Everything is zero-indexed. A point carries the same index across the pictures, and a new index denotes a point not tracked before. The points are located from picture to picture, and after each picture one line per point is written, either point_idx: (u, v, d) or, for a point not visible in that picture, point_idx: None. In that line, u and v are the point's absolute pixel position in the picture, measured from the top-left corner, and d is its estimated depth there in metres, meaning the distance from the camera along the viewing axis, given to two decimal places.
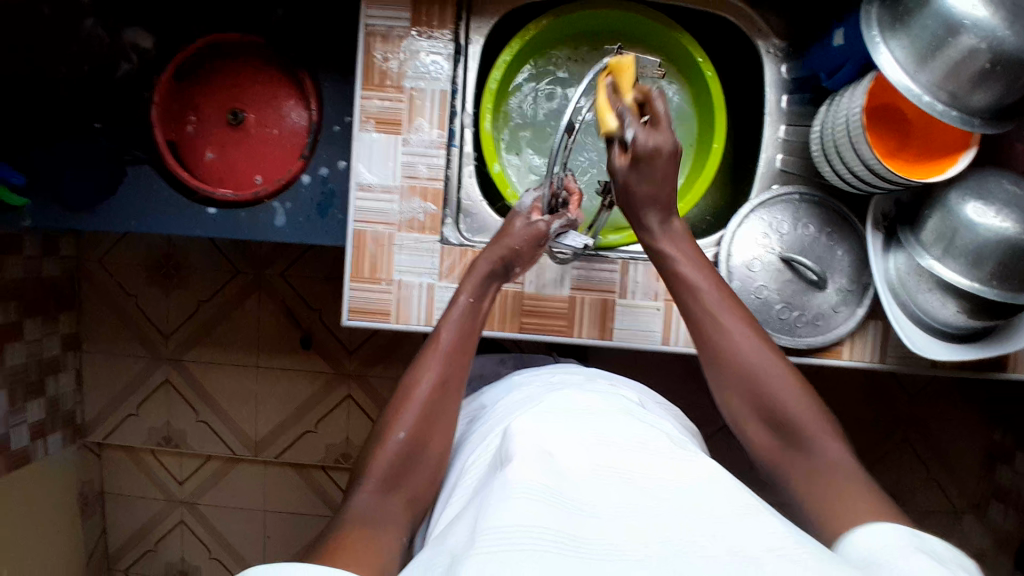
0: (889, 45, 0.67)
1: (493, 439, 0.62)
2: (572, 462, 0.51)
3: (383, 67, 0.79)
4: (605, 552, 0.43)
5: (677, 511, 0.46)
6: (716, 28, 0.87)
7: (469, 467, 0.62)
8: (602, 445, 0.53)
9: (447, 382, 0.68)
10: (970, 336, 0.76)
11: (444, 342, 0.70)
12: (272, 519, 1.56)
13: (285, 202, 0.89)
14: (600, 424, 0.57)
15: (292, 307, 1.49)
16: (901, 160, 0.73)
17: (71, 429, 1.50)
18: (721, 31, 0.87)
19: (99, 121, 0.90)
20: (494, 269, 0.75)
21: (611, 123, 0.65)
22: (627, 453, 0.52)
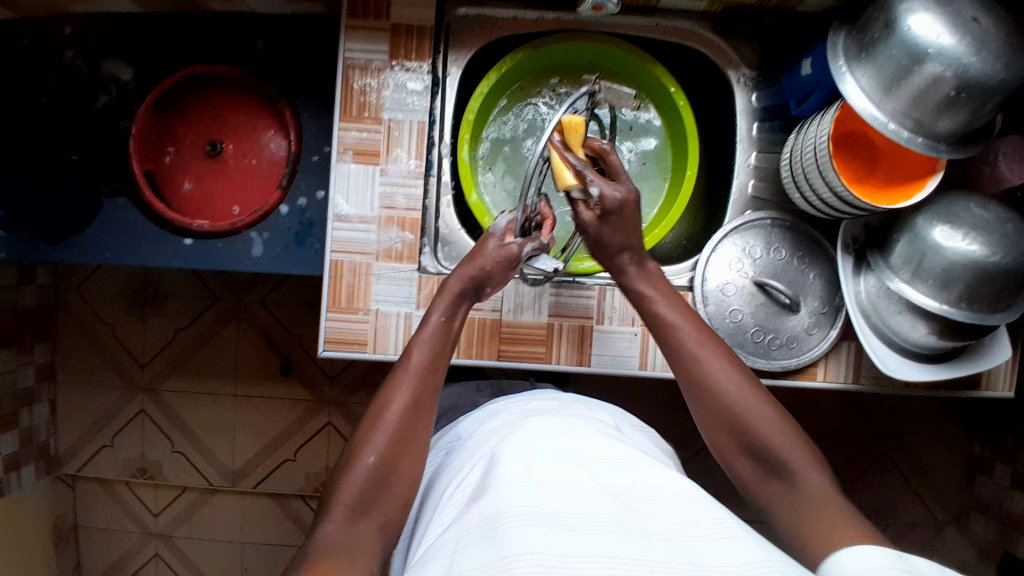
0: (855, 75, 0.70)
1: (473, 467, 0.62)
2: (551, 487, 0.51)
3: (361, 100, 0.79)
4: (598, 573, 0.43)
5: (654, 532, 0.47)
6: (688, 58, 0.89)
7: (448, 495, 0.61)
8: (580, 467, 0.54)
9: (419, 403, 0.67)
10: (940, 356, 0.78)
11: (415, 362, 0.69)
12: (250, 551, 1.53)
13: (263, 232, 0.89)
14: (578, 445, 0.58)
15: (272, 333, 1.48)
16: (868, 186, 0.75)
17: (44, 461, 1.46)
18: (693, 62, 0.89)
19: (76, 153, 0.89)
20: (465, 287, 0.75)
21: (567, 178, 0.69)
22: (602, 477, 0.53)
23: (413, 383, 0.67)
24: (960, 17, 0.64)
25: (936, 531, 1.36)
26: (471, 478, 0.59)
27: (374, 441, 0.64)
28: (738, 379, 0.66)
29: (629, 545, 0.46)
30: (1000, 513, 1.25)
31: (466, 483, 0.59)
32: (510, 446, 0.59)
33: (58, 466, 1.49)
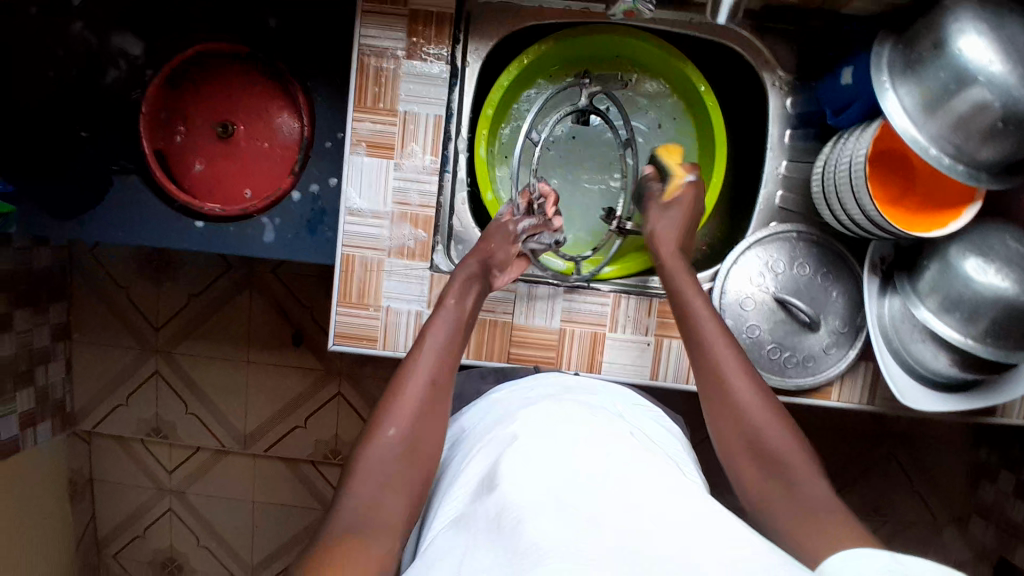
0: (899, 92, 0.66)
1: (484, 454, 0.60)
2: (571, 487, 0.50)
3: (376, 90, 0.76)
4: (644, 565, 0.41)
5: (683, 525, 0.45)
6: (722, 56, 0.85)
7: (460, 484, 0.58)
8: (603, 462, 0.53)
9: (437, 384, 0.64)
10: (959, 387, 0.75)
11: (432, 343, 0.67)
12: (260, 510, 1.58)
13: (273, 218, 0.88)
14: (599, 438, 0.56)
15: (284, 303, 1.48)
16: (900, 209, 0.72)
17: (61, 418, 1.50)
18: (727, 61, 0.84)
19: (86, 129, 0.87)
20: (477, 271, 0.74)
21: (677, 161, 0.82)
22: (632, 473, 0.51)
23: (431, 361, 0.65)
24: (1015, 42, 0.60)
25: (935, 530, 1.36)
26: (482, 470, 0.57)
27: (393, 414, 0.61)
28: (760, 386, 0.64)
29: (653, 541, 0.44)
30: (1001, 519, 1.25)
31: (469, 477, 0.58)
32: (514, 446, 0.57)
33: (75, 422, 1.53)
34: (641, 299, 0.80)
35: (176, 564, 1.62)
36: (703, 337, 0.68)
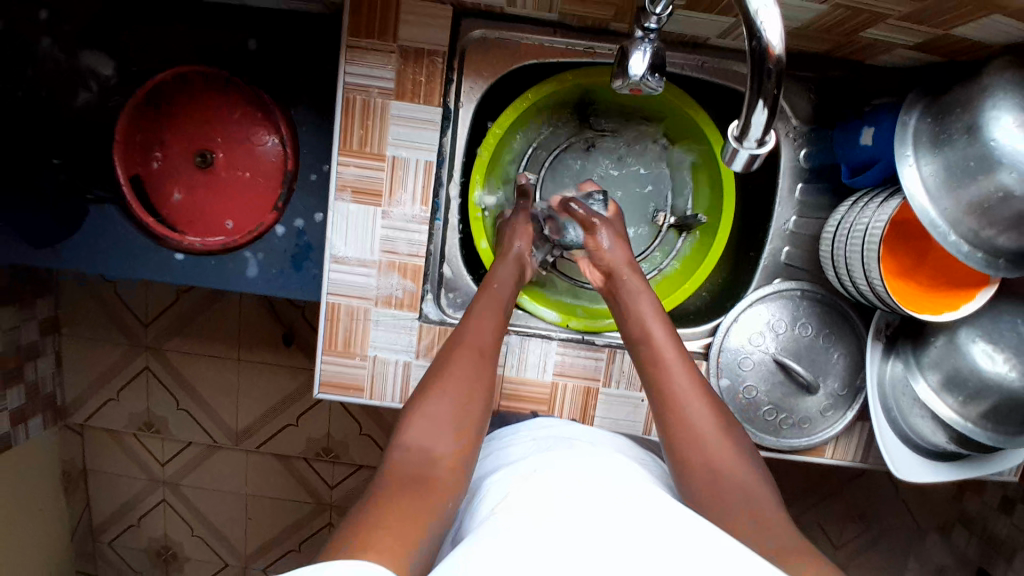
0: (922, 166, 0.62)
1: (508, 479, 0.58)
2: None
3: (363, 133, 0.72)
4: None
5: (697, 552, 0.44)
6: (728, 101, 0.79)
7: (481, 501, 0.56)
8: (605, 498, 0.50)
9: (485, 352, 0.66)
10: (953, 459, 0.74)
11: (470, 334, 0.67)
12: (253, 503, 1.60)
13: (257, 252, 0.84)
14: (598, 480, 0.53)
15: (273, 302, 1.45)
16: (913, 285, 0.68)
17: (52, 412, 1.48)
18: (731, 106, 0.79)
19: (58, 156, 0.83)
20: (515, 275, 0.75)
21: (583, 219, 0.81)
22: (654, 501, 0.50)
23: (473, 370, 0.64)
24: None
25: (914, 535, 1.39)
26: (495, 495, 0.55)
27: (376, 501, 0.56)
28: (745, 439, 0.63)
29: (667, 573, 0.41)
30: (984, 532, 1.26)
31: (490, 499, 0.55)
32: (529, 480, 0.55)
33: (66, 416, 1.53)
34: None
35: (172, 553, 1.66)
36: (673, 393, 0.64)
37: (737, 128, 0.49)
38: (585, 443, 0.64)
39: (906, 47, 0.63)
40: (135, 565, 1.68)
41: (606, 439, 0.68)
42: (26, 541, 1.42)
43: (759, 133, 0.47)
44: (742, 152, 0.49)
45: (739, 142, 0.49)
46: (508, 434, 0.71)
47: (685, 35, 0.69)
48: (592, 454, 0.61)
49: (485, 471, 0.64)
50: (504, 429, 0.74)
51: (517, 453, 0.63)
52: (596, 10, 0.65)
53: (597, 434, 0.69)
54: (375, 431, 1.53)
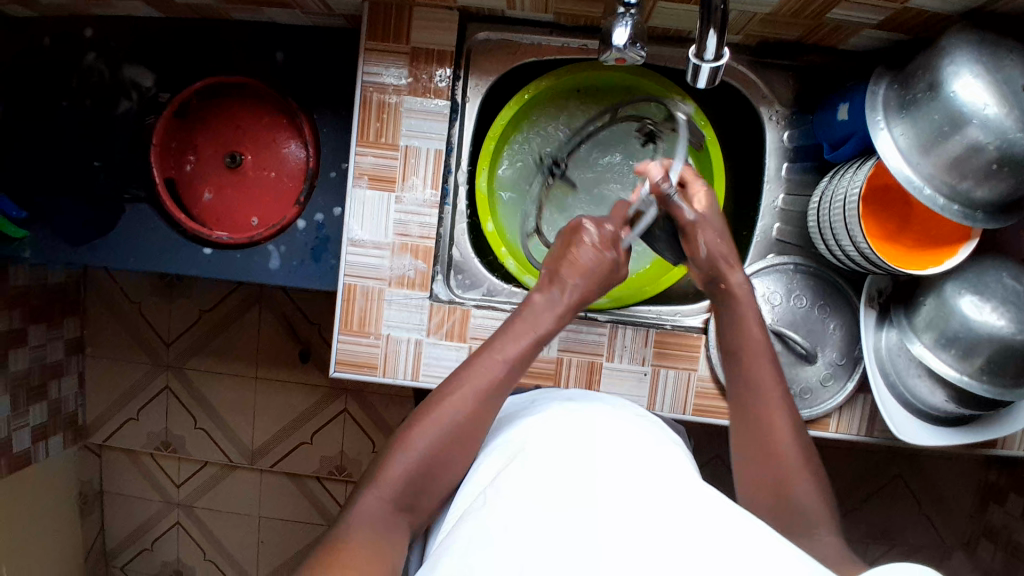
0: (894, 130, 0.66)
1: (509, 451, 0.60)
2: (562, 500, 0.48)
3: (378, 124, 0.78)
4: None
5: (683, 523, 0.45)
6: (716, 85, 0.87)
7: (480, 477, 0.59)
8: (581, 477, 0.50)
9: (483, 409, 0.65)
10: (952, 422, 0.76)
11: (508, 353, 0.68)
12: (267, 525, 1.48)
13: (279, 245, 0.90)
14: (586, 450, 0.54)
15: (292, 321, 1.39)
16: (898, 246, 0.73)
17: (72, 431, 1.42)
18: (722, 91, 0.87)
19: (98, 159, 0.91)
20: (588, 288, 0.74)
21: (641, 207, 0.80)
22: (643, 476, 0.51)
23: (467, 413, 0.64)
24: (1014, 83, 0.59)
25: (941, 554, 1.33)
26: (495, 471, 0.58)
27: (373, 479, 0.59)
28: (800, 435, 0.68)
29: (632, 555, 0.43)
30: (1008, 542, 1.21)
31: (489, 474, 0.58)
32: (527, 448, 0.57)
33: (87, 436, 1.46)
34: (638, 330, 0.81)
35: None
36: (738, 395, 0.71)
37: (695, 49, 0.58)
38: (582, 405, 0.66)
39: (873, 26, 0.70)
40: None
41: (600, 400, 0.70)
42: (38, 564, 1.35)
43: (714, 48, 0.56)
44: (704, 67, 0.58)
45: (700, 60, 0.58)
46: (513, 409, 0.73)
47: (669, 29, 0.76)
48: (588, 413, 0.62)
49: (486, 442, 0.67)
50: (511, 399, 0.77)
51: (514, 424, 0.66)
52: (584, 7, 0.72)
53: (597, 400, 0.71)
54: None
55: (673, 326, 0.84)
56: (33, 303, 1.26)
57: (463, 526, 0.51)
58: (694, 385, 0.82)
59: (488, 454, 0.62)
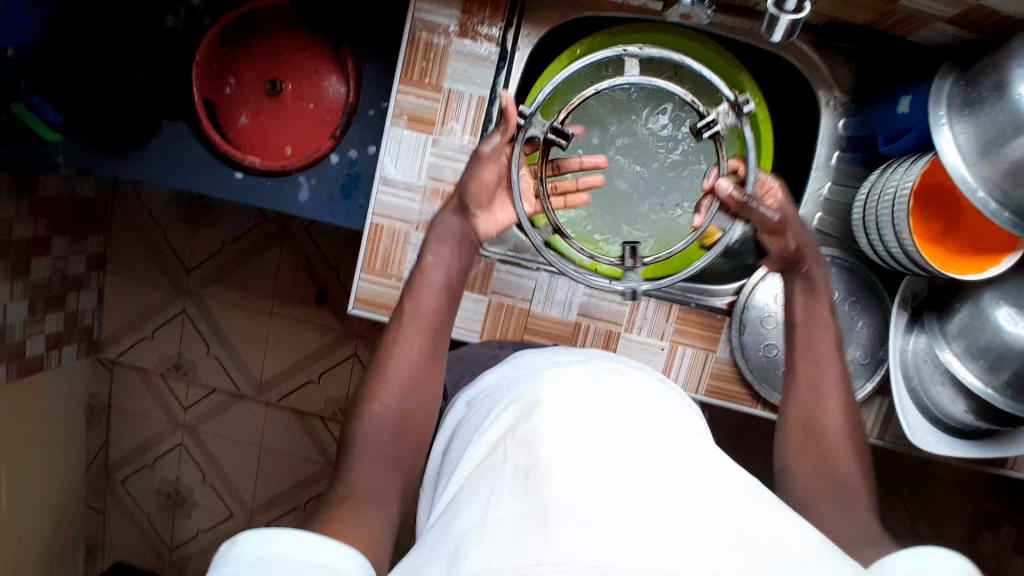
0: (954, 128, 0.64)
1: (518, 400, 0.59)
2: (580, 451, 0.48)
3: (424, 64, 0.77)
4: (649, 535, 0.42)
5: (700, 489, 0.46)
6: (774, 59, 0.84)
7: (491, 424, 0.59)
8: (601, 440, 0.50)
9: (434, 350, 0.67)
10: (967, 434, 0.75)
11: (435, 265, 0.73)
12: (266, 457, 1.50)
13: (310, 178, 0.89)
14: (602, 409, 0.53)
15: (311, 261, 1.39)
16: (942, 250, 0.70)
17: (86, 343, 1.44)
18: (779, 65, 0.84)
19: (140, 71, 0.90)
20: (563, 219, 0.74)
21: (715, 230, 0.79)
22: (662, 441, 0.51)
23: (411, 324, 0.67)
24: None
25: None
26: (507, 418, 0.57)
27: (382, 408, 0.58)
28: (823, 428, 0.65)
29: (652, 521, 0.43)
30: (997, 569, 1.20)
31: (502, 422, 0.57)
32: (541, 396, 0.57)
33: (100, 349, 1.49)
34: (661, 303, 0.81)
35: (181, 498, 1.56)
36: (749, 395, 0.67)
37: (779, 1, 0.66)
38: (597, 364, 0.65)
39: (945, 20, 0.67)
40: (144, 508, 1.58)
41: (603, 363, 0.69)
42: (43, 468, 1.38)
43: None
44: (783, 19, 0.66)
45: (781, 11, 0.65)
46: (524, 362, 0.72)
47: None
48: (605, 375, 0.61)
49: (500, 390, 0.66)
50: (529, 350, 0.77)
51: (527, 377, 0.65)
52: None
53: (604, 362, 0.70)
54: None
55: (697, 304, 0.81)
56: (60, 214, 1.26)
57: (482, 479, 0.51)
58: (710, 366, 0.81)
59: (500, 403, 0.62)
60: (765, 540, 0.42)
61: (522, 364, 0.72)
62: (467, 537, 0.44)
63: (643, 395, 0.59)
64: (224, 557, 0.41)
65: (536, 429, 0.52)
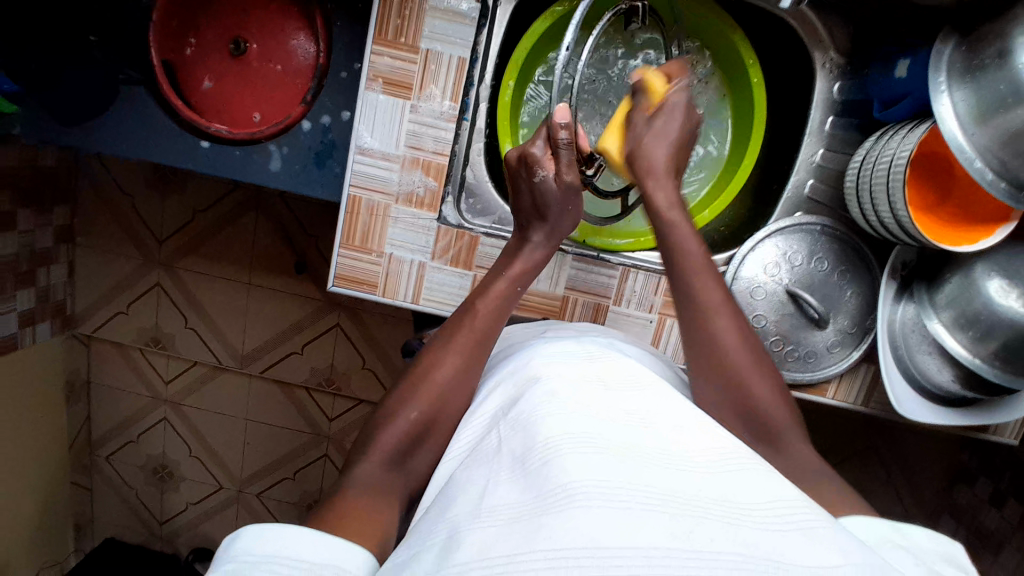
0: (954, 95, 0.61)
1: (510, 381, 0.57)
2: (575, 428, 0.45)
3: (398, 22, 0.72)
4: (645, 504, 0.39)
5: (695, 468, 0.43)
6: (770, 19, 0.79)
7: (482, 408, 0.56)
8: (588, 416, 0.47)
9: (469, 366, 0.61)
10: (956, 403, 0.74)
11: (512, 270, 0.69)
12: (252, 429, 1.49)
13: (282, 147, 0.85)
14: (596, 393, 0.51)
15: (289, 230, 1.34)
16: (934, 218, 0.69)
17: (60, 319, 1.39)
18: (772, 25, 0.80)
19: (94, 34, 0.83)
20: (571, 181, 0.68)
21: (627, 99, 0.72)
22: (662, 419, 0.48)
23: (476, 325, 0.64)
24: None
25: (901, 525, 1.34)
26: (501, 399, 0.55)
27: None
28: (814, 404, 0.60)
29: (643, 494, 0.40)
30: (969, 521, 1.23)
31: (493, 405, 0.55)
32: (535, 375, 0.54)
33: (74, 325, 1.43)
34: (650, 276, 0.79)
35: (168, 472, 1.55)
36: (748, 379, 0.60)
37: None
38: (590, 342, 0.62)
39: None
40: (131, 482, 1.57)
41: (592, 339, 0.66)
42: (24, 449, 1.36)
43: None
44: None
45: None
46: (513, 343, 0.69)
47: None
48: (596, 354, 0.58)
49: (489, 372, 0.64)
50: (516, 328, 0.75)
51: (518, 356, 0.62)
52: None
53: (593, 338, 0.67)
54: (377, 367, 1.42)
55: None
56: (22, 184, 1.19)
57: (474, 467, 0.47)
58: None
59: (492, 383, 0.60)
60: (761, 516, 0.39)
61: (513, 344, 0.69)
62: (454, 528, 0.40)
63: (638, 372, 0.56)
64: (225, 553, 0.41)
65: (527, 412, 0.49)
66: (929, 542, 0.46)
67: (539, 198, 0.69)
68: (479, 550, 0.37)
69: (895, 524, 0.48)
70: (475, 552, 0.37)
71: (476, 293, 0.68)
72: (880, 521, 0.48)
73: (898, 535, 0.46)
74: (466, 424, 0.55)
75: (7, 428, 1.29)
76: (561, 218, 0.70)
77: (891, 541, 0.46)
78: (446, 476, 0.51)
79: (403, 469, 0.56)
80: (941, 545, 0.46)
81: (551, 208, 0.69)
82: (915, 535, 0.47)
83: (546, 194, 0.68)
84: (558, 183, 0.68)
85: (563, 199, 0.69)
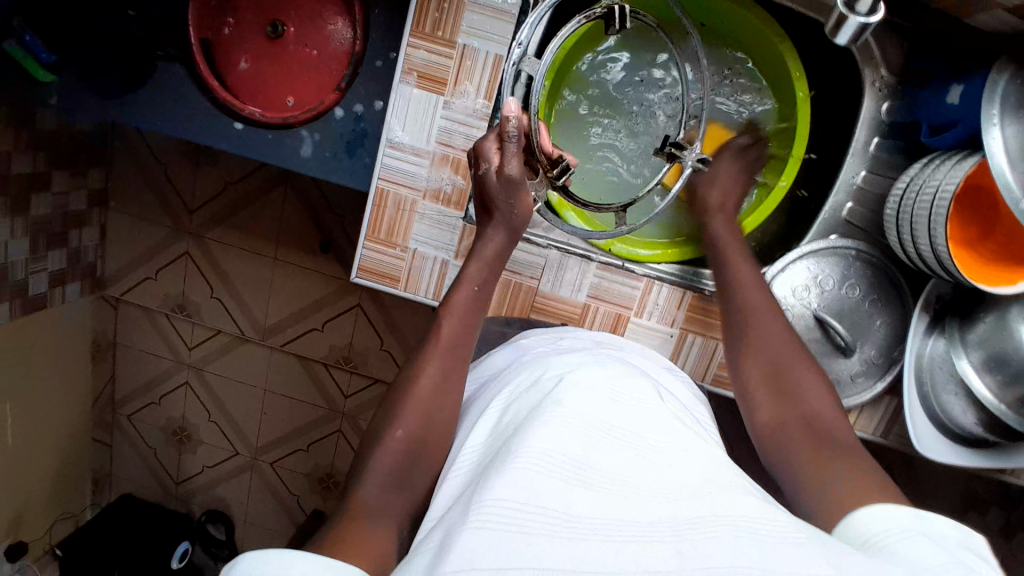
0: (1005, 128, 0.58)
1: (518, 394, 0.57)
2: (581, 445, 0.45)
3: (436, 16, 0.71)
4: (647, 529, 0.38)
5: (698, 488, 0.43)
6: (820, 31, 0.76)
7: (490, 419, 0.56)
8: (594, 435, 0.46)
9: None
10: (976, 444, 0.72)
11: (468, 274, 0.70)
12: (270, 400, 1.52)
13: (313, 133, 0.85)
14: (605, 407, 0.50)
15: (316, 207, 1.35)
16: (975, 254, 0.67)
17: (90, 280, 1.43)
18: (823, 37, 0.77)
19: (134, 9, 0.83)
20: (513, 175, 0.68)
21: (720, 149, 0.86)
22: (668, 445, 0.48)
23: (442, 341, 0.64)
24: None
25: None
26: (508, 411, 0.55)
27: None
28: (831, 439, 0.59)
29: (645, 522, 0.39)
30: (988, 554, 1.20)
31: (501, 416, 0.55)
32: (544, 389, 0.54)
33: (104, 287, 1.47)
34: (674, 289, 0.78)
35: (186, 434, 1.59)
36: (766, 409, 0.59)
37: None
38: (601, 356, 0.62)
39: (1009, 7, 0.60)
40: (151, 442, 1.61)
41: (603, 352, 0.65)
42: (49, 402, 1.40)
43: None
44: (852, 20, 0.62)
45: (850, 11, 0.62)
46: (524, 354, 0.68)
47: None
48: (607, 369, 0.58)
49: (500, 383, 0.63)
50: (534, 333, 0.75)
51: (528, 369, 0.62)
52: None
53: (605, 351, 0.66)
54: (394, 349, 1.43)
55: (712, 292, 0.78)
56: (59, 148, 1.21)
57: (476, 475, 0.47)
58: (720, 356, 0.79)
59: (502, 395, 0.59)
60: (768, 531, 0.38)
61: (525, 355, 0.68)
62: (452, 529, 0.39)
63: (646, 393, 0.55)
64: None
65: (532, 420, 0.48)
66: (949, 528, 0.42)
67: (483, 188, 0.70)
68: (478, 553, 0.36)
69: (919, 515, 0.43)
70: (474, 554, 0.36)
71: (441, 309, 0.68)
72: (899, 509, 0.45)
73: (915, 525, 0.42)
74: (473, 434, 0.55)
75: (34, 381, 1.33)
76: (510, 212, 0.70)
77: (897, 530, 0.42)
78: (450, 483, 0.51)
79: (411, 473, 0.56)
80: (964, 533, 0.42)
81: (495, 199, 0.70)
82: (937, 523, 0.43)
83: (487, 184, 0.69)
84: (500, 176, 0.68)
85: (506, 189, 0.69)
